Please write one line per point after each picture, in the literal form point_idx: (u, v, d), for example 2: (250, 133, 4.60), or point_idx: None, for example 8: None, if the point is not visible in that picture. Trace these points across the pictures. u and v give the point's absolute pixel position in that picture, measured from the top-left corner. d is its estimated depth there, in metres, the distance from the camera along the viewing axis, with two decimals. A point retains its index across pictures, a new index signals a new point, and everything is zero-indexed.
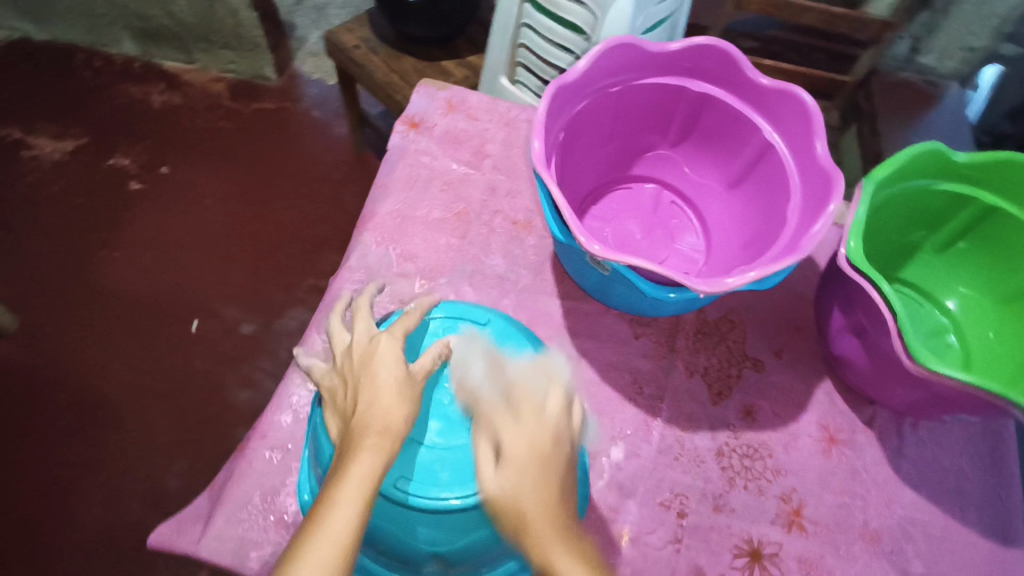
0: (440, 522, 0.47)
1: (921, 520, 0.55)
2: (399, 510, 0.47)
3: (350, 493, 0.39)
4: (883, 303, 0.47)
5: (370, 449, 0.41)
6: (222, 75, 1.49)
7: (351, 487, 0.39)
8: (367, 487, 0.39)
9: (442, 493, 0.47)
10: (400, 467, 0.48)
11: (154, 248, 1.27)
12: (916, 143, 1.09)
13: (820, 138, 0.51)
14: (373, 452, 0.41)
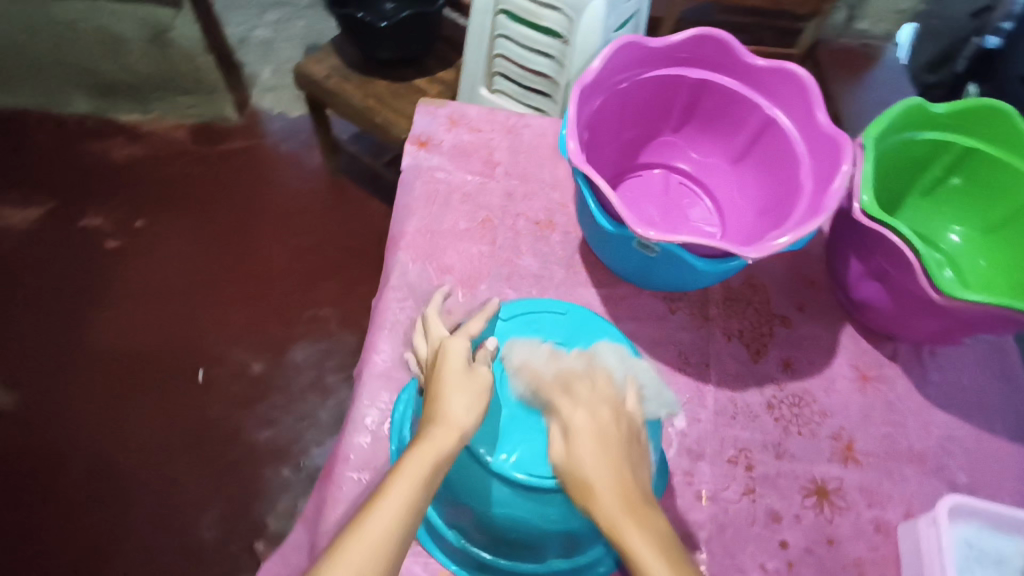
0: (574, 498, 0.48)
1: (956, 436, 0.61)
2: (537, 497, 0.48)
3: (402, 482, 0.39)
4: (903, 244, 0.52)
5: (428, 445, 0.42)
6: (182, 121, 1.47)
7: (405, 477, 0.40)
8: (421, 481, 0.40)
9: None
10: (530, 457, 0.48)
11: (144, 303, 1.25)
12: (867, 99, 1.17)
13: (820, 107, 0.55)
14: (430, 447, 0.42)
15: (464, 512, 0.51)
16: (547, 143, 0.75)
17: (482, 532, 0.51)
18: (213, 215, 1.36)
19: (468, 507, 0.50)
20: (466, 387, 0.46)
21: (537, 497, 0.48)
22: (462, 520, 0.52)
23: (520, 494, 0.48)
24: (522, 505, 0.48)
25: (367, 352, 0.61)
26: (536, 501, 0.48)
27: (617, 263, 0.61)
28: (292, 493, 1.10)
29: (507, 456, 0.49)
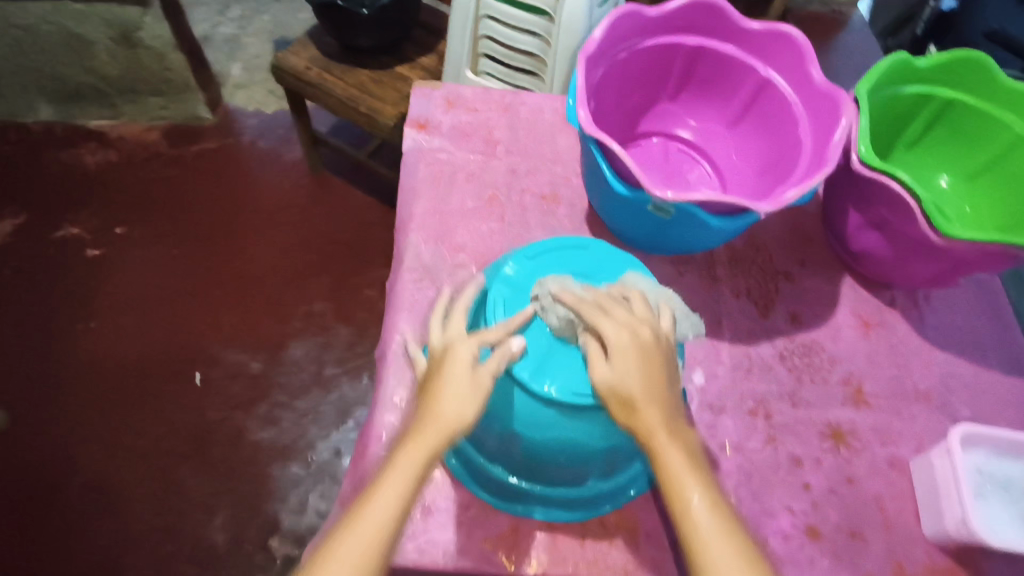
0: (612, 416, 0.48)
1: (956, 373, 0.64)
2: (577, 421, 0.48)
3: (392, 483, 0.39)
4: (905, 191, 0.54)
5: (419, 443, 0.41)
6: (153, 123, 1.44)
7: (393, 477, 0.39)
8: (408, 480, 0.39)
9: None
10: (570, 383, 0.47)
11: (131, 310, 1.22)
12: None
13: (814, 65, 0.58)
14: (421, 445, 0.41)
15: (508, 446, 0.51)
16: (545, 119, 0.77)
17: (526, 463, 0.51)
18: (193, 216, 1.33)
19: (512, 440, 0.50)
20: (461, 389, 0.43)
21: (583, 418, 0.48)
22: (505, 455, 0.52)
23: (565, 418, 0.48)
24: (567, 428, 0.48)
25: (388, 333, 0.62)
26: (581, 421, 0.48)
27: (625, 228, 0.64)
28: (302, 489, 1.09)
29: (550, 388, 0.47)
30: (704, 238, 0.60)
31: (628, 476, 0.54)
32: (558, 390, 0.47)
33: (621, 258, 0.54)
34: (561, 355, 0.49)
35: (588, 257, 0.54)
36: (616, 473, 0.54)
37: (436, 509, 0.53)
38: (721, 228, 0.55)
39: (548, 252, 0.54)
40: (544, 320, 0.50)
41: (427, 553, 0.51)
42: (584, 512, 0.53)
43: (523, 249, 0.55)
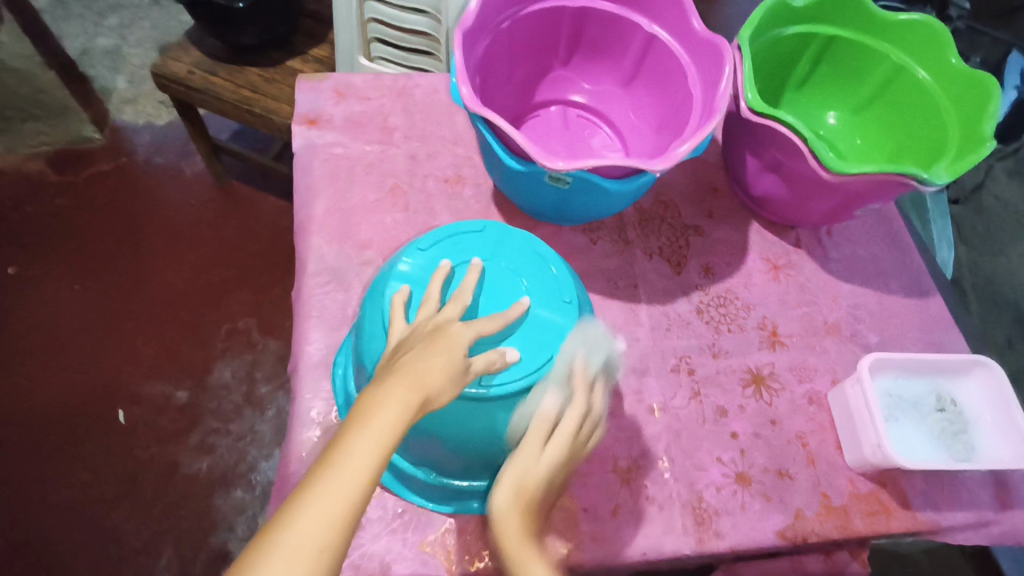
0: (526, 399, 0.47)
1: (862, 303, 0.66)
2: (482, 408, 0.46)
3: (364, 447, 0.31)
4: (790, 132, 0.56)
5: (397, 402, 0.33)
6: (34, 151, 1.32)
7: (378, 431, 0.32)
8: (384, 447, 0.32)
9: (517, 374, 0.46)
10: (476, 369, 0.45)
11: (37, 353, 1.14)
12: None
13: (694, 16, 0.58)
14: (404, 409, 0.33)
15: (427, 444, 0.49)
16: (440, 100, 0.75)
17: (449, 458, 0.50)
18: (93, 245, 1.24)
19: (430, 437, 0.48)
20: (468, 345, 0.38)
21: (498, 407, 0.46)
22: (429, 454, 0.50)
23: (477, 407, 0.46)
24: (485, 419, 0.46)
25: (299, 344, 0.59)
26: (498, 411, 0.46)
27: (531, 204, 0.63)
28: (248, 513, 1.05)
29: None
30: (607, 204, 0.59)
31: None
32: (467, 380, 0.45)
33: (523, 237, 0.52)
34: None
35: (486, 240, 0.52)
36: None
37: (368, 521, 0.51)
38: (621, 192, 0.54)
39: (443, 241, 0.51)
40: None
41: (361, 565, 0.49)
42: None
43: (416, 240, 0.51)
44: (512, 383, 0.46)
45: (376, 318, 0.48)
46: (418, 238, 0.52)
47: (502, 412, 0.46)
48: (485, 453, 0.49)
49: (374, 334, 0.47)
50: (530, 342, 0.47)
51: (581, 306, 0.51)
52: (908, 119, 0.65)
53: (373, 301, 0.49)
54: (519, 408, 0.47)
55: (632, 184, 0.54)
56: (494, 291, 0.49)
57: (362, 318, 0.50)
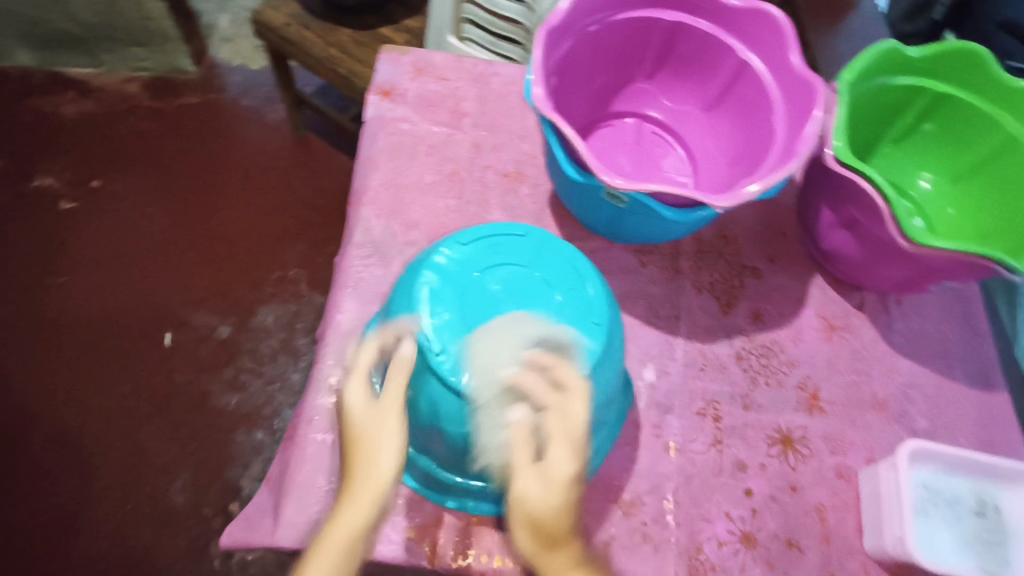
0: None
1: (918, 383, 0.62)
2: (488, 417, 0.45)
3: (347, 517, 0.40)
4: (874, 191, 0.52)
5: (352, 506, 0.41)
6: (135, 74, 1.40)
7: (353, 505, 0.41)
8: (352, 535, 0.40)
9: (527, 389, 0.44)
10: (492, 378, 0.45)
11: (103, 265, 1.20)
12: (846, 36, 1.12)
13: (795, 49, 0.54)
14: (358, 507, 0.41)
15: (430, 436, 0.48)
16: (516, 92, 0.74)
17: (448, 455, 0.49)
18: (172, 173, 1.30)
19: (433, 430, 0.48)
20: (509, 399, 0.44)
21: (503, 416, 0.45)
22: (430, 446, 0.50)
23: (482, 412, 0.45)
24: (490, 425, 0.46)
25: (330, 311, 0.60)
26: (503, 421, 0.45)
27: (587, 216, 0.61)
28: (263, 456, 1.08)
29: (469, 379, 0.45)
30: (664, 229, 0.57)
31: None
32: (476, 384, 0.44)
33: (568, 249, 0.51)
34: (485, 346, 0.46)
35: (527, 245, 0.51)
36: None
37: None
38: (679, 221, 0.52)
39: (485, 238, 0.51)
40: (473, 314, 0.47)
41: None
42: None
43: (458, 233, 0.51)
44: (522, 396, 0.44)
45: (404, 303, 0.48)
46: (460, 231, 0.51)
47: None
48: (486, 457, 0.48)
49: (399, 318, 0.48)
50: None
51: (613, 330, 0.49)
52: (1008, 197, 0.60)
53: (404, 286, 0.49)
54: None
55: (693, 216, 0.52)
56: (524, 299, 0.48)
57: (393, 298, 0.51)
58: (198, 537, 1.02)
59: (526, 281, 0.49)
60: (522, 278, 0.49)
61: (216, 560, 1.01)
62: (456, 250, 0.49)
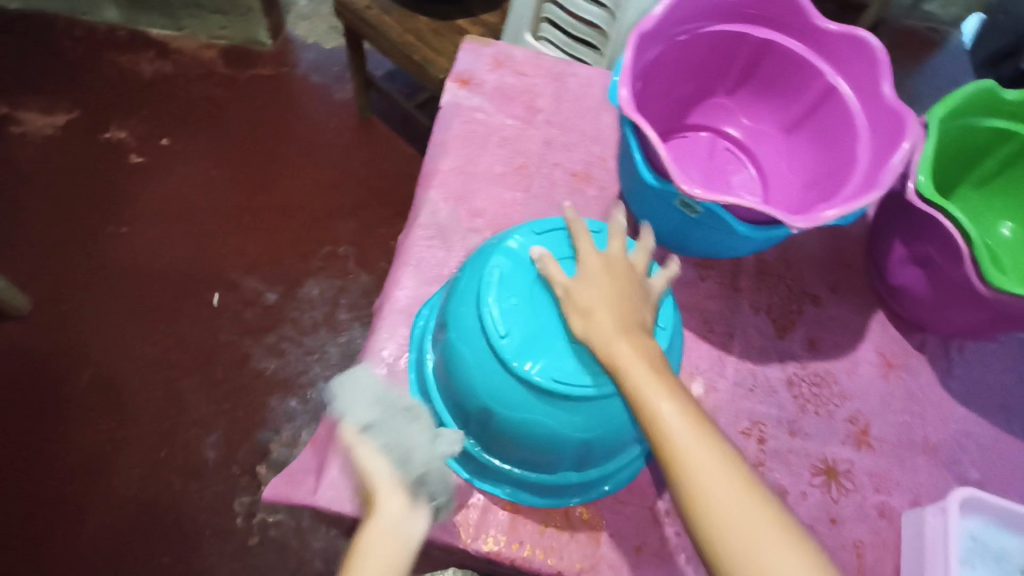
0: (590, 412, 0.45)
1: (973, 433, 0.60)
2: (542, 406, 0.45)
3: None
4: (955, 229, 0.51)
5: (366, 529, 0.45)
6: (213, 41, 1.44)
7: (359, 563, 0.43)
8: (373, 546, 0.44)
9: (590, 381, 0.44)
10: (554, 366, 0.44)
11: (163, 220, 1.24)
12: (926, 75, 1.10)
13: (888, 80, 0.54)
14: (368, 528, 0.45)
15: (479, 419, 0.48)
16: (592, 94, 0.74)
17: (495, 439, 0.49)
18: (237, 140, 1.34)
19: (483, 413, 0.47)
20: (613, 325, 0.44)
21: (558, 406, 0.45)
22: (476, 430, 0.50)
23: (539, 399, 0.44)
24: (544, 414, 0.45)
25: (390, 286, 0.61)
26: (557, 411, 0.45)
27: (652, 223, 0.62)
28: (295, 423, 1.10)
29: (532, 366, 0.44)
30: (731, 244, 0.57)
31: (603, 472, 0.51)
32: (540, 372, 0.44)
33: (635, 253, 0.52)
34: (550, 336, 0.46)
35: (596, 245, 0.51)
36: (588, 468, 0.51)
37: None
38: (749, 237, 0.52)
39: (560, 231, 0.51)
40: (540, 302, 0.47)
41: None
42: (551, 498, 0.52)
43: (534, 222, 0.51)
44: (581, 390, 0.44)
45: (472, 284, 0.48)
46: (534, 221, 0.52)
47: (563, 418, 0.45)
48: (532, 447, 0.47)
49: (466, 298, 0.48)
50: None
51: (674, 335, 0.50)
52: None
53: (474, 268, 0.49)
54: (579, 414, 0.45)
55: (765, 233, 0.52)
56: None
57: (459, 279, 0.51)
58: (223, 493, 1.05)
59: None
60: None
61: (238, 518, 1.04)
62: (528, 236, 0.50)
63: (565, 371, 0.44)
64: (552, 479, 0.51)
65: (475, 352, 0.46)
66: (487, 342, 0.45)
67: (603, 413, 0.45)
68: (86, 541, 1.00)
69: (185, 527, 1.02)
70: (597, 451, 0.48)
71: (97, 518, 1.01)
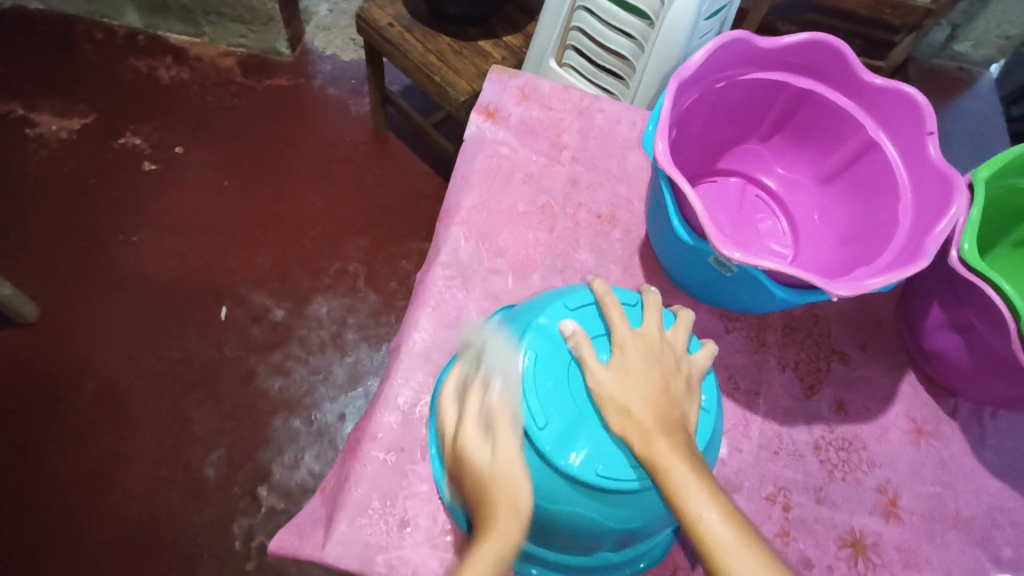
0: (628, 500, 0.44)
1: (1007, 507, 0.57)
2: (581, 496, 0.44)
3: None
4: (1001, 300, 0.49)
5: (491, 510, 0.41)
6: (231, 49, 1.43)
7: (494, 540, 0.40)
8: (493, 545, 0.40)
9: (631, 471, 0.44)
10: (597, 456, 0.44)
11: (174, 230, 1.23)
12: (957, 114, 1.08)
13: (934, 139, 0.51)
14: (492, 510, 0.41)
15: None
16: (620, 132, 0.72)
17: (531, 524, 0.47)
18: (251, 151, 1.32)
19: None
20: (649, 405, 0.44)
21: (601, 498, 0.44)
22: None
23: (581, 492, 0.43)
24: (587, 507, 0.44)
25: (407, 327, 0.58)
26: (600, 503, 0.44)
27: (682, 273, 0.60)
28: (298, 444, 1.08)
29: (574, 457, 0.43)
30: (765, 300, 0.55)
31: (638, 550, 0.49)
32: (580, 463, 0.43)
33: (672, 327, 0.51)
34: (587, 423, 0.45)
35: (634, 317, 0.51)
36: (627, 547, 0.49)
37: (415, 527, 0.50)
38: (786, 299, 0.50)
39: (591, 305, 0.50)
40: (577, 386, 0.46)
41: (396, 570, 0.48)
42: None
43: (564, 296, 0.50)
44: (621, 482, 0.43)
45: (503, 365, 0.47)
46: (563, 295, 0.50)
47: (602, 507, 0.44)
48: (570, 534, 0.46)
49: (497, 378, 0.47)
50: None
51: (715, 416, 0.50)
52: None
53: (507, 345, 0.48)
54: (621, 506, 0.44)
55: (804, 295, 0.49)
56: None
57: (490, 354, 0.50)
58: (223, 514, 1.03)
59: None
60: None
61: (236, 540, 1.01)
62: (559, 311, 0.49)
63: (607, 462, 0.43)
64: (589, 560, 0.49)
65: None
66: (524, 433, 0.44)
67: (647, 504, 0.45)
68: (81, 558, 0.98)
69: (182, 547, 1.00)
70: (637, 533, 0.47)
71: (93, 534, 0.99)
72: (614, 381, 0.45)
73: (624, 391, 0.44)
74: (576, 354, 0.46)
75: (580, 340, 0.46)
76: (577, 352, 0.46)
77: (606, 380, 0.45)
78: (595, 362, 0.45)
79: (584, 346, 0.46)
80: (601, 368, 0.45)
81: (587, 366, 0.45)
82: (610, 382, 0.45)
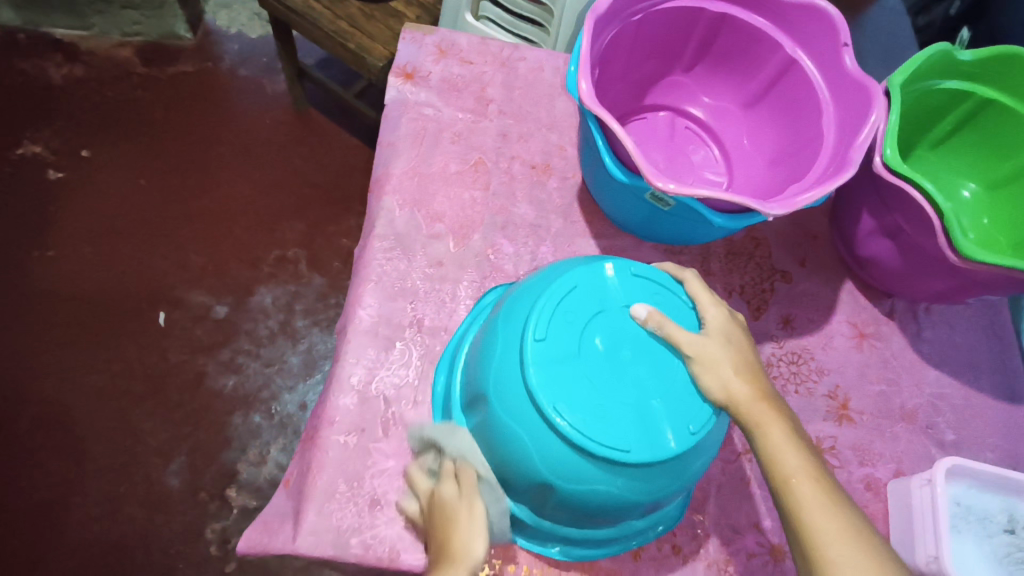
0: (662, 469, 0.44)
1: (946, 394, 0.61)
2: (615, 471, 0.43)
3: None
4: (925, 201, 0.51)
5: None
6: (126, 39, 1.33)
7: None
8: None
9: (664, 435, 0.44)
10: (627, 433, 0.43)
11: (95, 240, 1.15)
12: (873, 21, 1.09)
13: (849, 50, 0.52)
14: None
15: (536, 491, 0.46)
16: (544, 79, 0.71)
17: (556, 509, 0.47)
18: (165, 146, 1.24)
19: (545, 488, 0.45)
20: (740, 374, 0.46)
21: (641, 473, 0.44)
22: (532, 500, 0.47)
23: (613, 470, 0.43)
24: (613, 484, 0.43)
25: (351, 306, 0.56)
26: (638, 479, 0.44)
27: (622, 212, 0.60)
28: (262, 440, 1.06)
29: (603, 439, 0.42)
30: (704, 229, 0.55)
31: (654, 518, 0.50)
32: (611, 443, 0.42)
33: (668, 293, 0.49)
34: (613, 400, 0.44)
35: (628, 284, 0.48)
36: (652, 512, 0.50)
37: (386, 502, 0.50)
38: (723, 226, 0.50)
39: (575, 289, 0.47)
40: (591, 370, 0.44)
41: (372, 549, 0.48)
42: (609, 547, 0.50)
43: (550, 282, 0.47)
44: (650, 456, 0.43)
45: (514, 367, 0.45)
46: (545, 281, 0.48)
47: (636, 480, 0.44)
48: (600, 513, 0.46)
49: (504, 373, 0.45)
50: (676, 407, 0.45)
51: None
52: None
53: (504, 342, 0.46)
54: (653, 477, 0.44)
55: (741, 221, 0.50)
56: (640, 346, 0.46)
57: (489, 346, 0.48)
58: (193, 522, 1.00)
59: (625, 319, 0.47)
60: (620, 321, 0.47)
61: (211, 545, 0.99)
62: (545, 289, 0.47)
63: (642, 429, 0.43)
64: (618, 531, 0.49)
65: (531, 431, 0.43)
66: (544, 422, 0.43)
67: (677, 468, 0.45)
68: None
69: (154, 560, 0.97)
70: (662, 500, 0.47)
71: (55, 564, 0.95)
72: (706, 353, 0.46)
73: (719, 361, 0.46)
74: (655, 331, 0.46)
75: (662, 321, 0.46)
76: (659, 326, 0.46)
77: (695, 352, 0.46)
78: (686, 336, 0.46)
79: (667, 323, 0.46)
80: (690, 341, 0.46)
81: (674, 335, 0.46)
82: (697, 352, 0.46)
